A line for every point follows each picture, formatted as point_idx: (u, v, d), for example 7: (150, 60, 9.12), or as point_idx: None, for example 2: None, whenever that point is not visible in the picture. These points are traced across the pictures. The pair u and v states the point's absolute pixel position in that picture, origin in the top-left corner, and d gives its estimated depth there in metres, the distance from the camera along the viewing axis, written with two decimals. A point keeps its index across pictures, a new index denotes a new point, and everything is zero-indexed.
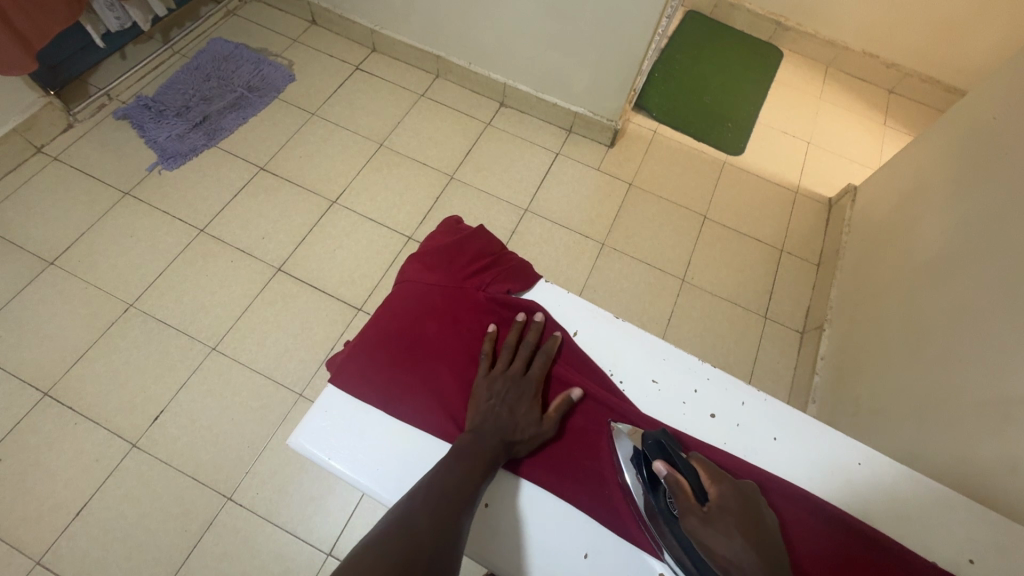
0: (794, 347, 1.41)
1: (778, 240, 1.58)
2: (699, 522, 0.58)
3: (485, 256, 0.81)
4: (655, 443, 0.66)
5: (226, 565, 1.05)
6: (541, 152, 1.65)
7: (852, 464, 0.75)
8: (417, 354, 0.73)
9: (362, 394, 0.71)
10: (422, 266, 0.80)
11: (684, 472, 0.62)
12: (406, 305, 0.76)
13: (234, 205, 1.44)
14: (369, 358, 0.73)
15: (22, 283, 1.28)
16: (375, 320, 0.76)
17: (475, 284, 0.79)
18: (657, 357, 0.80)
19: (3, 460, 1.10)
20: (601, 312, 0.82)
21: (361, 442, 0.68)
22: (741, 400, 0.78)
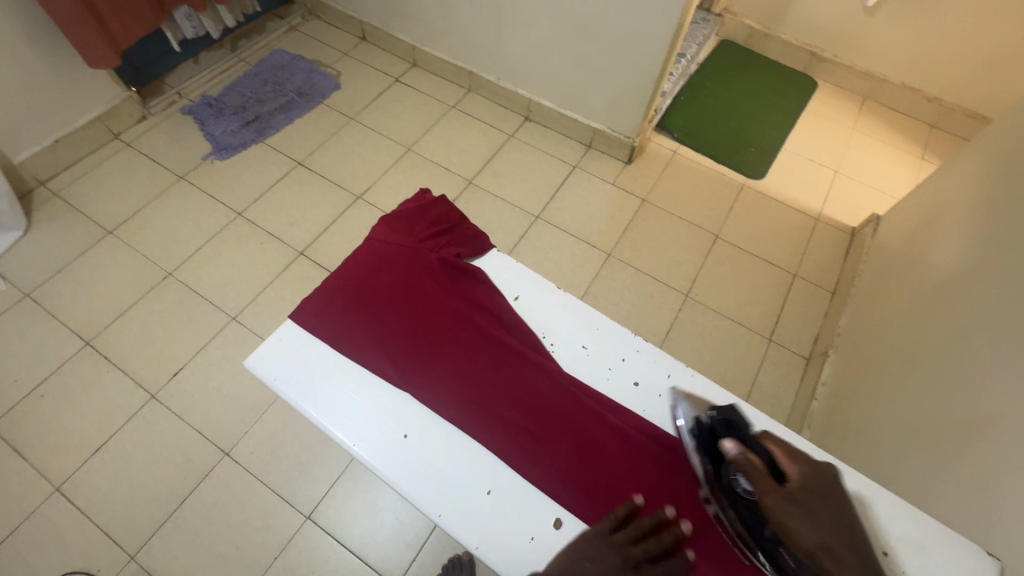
0: (796, 372, 1.37)
1: (792, 265, 1.55)
2: (782, 501, 0.60)
3: (443, 224, 0.87)
4: (727, 420, 0.66)
5: (215, 515, 1.13)
6: (558, 165, 1.71)
7: None
8: (364, 298, 0.79)
9: (315, 330, 0.78)
10: (384, 227, 0.85)
11: (756, 452, 0.64)
12: (364, 258, 0.82)
13: (271, 194, 1.59)
14: (324, 300, 0.79)
15: (83, 247, 1.46)
16: (337, 269, 0.83)
17: (428, 246, 0.83)
18: (589, 326, 0.82)
19: (44, 397, 1.24)
20: (542, 281, 0.85)
21: (305, 369, 0.75)
22: (667, 372, 0.78)
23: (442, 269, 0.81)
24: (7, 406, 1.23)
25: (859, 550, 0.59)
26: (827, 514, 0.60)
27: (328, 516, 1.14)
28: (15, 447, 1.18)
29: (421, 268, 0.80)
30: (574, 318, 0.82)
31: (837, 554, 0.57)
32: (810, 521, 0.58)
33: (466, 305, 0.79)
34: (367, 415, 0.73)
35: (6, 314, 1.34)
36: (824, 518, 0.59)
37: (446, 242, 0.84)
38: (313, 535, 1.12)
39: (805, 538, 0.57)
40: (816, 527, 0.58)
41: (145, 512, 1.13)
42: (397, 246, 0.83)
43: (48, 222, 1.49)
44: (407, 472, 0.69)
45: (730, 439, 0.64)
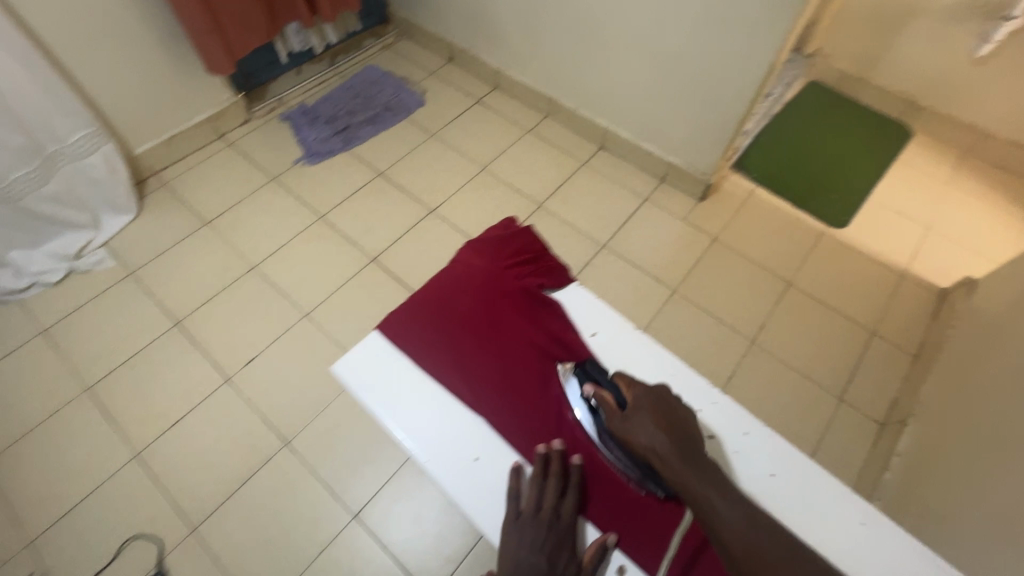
0: (867, 437, 1.28)
1: (870, 321, 1.46)
2: (622, 421, 0.69)
3: (526, 254, 0.89)
4: (581, 369, 0.76)
5: (270, 500, 1.19)
6: (629, 196, 1.71)
7: (851, 520, 0.71)
8: (448, 320, 0.81)
9: (400, 343, 0.81)
10: (471, 251, 0.88)
11: (608, 389, 0.73)
12: (450, 278, 0.85)
13: (351, 200, 1.68)
14: (410, 316, 0.82)
15: (183, 235, 1.59)
16: (423, 288, 0.85)
17: (511, 275, 0.85)
18: (667, 372, 0.81)
19: (134, 368, 1.36)
20: (623, 320, 0.85)
21: (386, 382, 0.78)
22: (745, 430, 0.76)
23: (524, 298, 0.83)
24: (103, 372, 1.35)
25: (689, 442, 0.67)
26: (658, 421, 0.68)
27: (374, 519, 1.17)
28: (105, 411, 1.29)
29: (504, 296, 0.83)
30: (652, 361, 0.81)
31: (666, 454, 0.65)
32: (646, 431, 0.67)
33: (543, 336, 0.81)
34: (442, 434, 0.75)
35: (112, 288, 1.49)
36: (659, 425, 0.68)
37: (529, 272, 0.86)
38: (358, 535, 1.16)
39: (642, 443, 0.67)
40: (648, 438, 0.67)
41: (209, 488, 1.20)
42: (483, 270, 0.85)
43: (155, 209, 1.64)
44: (474, 496, 0.71)
45: (587, 384, 0.74)
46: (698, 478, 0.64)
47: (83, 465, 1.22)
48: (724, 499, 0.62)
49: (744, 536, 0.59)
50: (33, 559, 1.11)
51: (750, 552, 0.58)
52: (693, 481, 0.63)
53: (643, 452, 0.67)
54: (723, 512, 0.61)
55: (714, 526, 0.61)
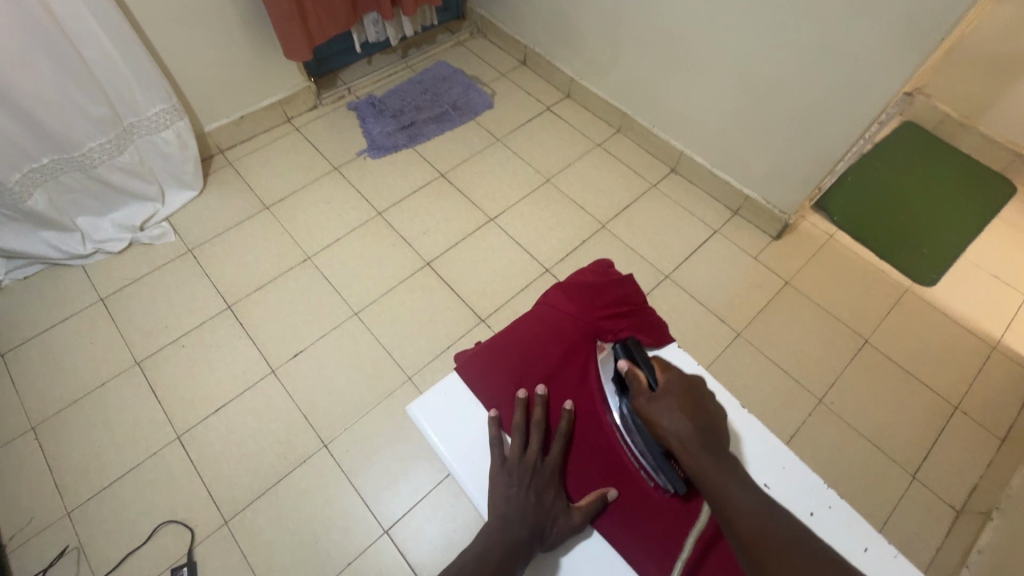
0: (939, 522, 1.18)
1: (954, 394, 1.34)
2: (647, 401, 0.65)
3: (626, 305, 0.79)
4: (622, 345, 0.72)
5: (303, 502, 1.17)
6: (698, 226, 1.62)
7: None
8: (535, 375, 0.73)
9: (476, 389, 0.74)
10: (563, 297, 0.78)
11: (643, 368, 0.69)
12: (538, 326, 0.76)
13: (410, 199, 1.65)
14: (492, 364, 0.74)
15: (243, 217, 1.59)
16: (507, 332, 0.77)
17: (608, 329, 0.76)
18: (773, 461, 0.70)
19: (185, 347, 1.36)
20: (724, 395, 0.75)
21: (466, 434, 0.72)
22: (865, 545, 0.64)
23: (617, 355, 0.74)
24: (154, 348, 1.36)
25: (715, 433, 0.62)
26: (686, 408, 0.63)
27: (404, 537, 1.14)
28: (152, 388, 1.30)
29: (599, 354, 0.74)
30: (757, 447, 0.71)
31: (688, 440, 0.60)
32: (671, 414, 0.62)
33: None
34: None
35: (170, 264, 1.50)
36: (686, 411, 0.63)
37: (627, 328, 0.77)
38: (386, 551, 1.12)
39: (665, 425, 0.62)
40: (673, 422, 0.62)
41: (244, 480, 1.19)
42: (572, 318, 0.75)
43: (218, 188, 1.65)
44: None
45: (623, 359, 0.70)
46: (713, 463, 0.58)
47: (127, 441, 1.23)
48: (741, 490, 0.55)
49: (759, 526, 0.52)
50: (71, 530, 1.12)
51: (761, 543, 0.51)
52: (711, 468, 0.57)
53: (666, 436, 0.62)
54: (740, 500, 0.54)
55: (725, 516, 0.54)
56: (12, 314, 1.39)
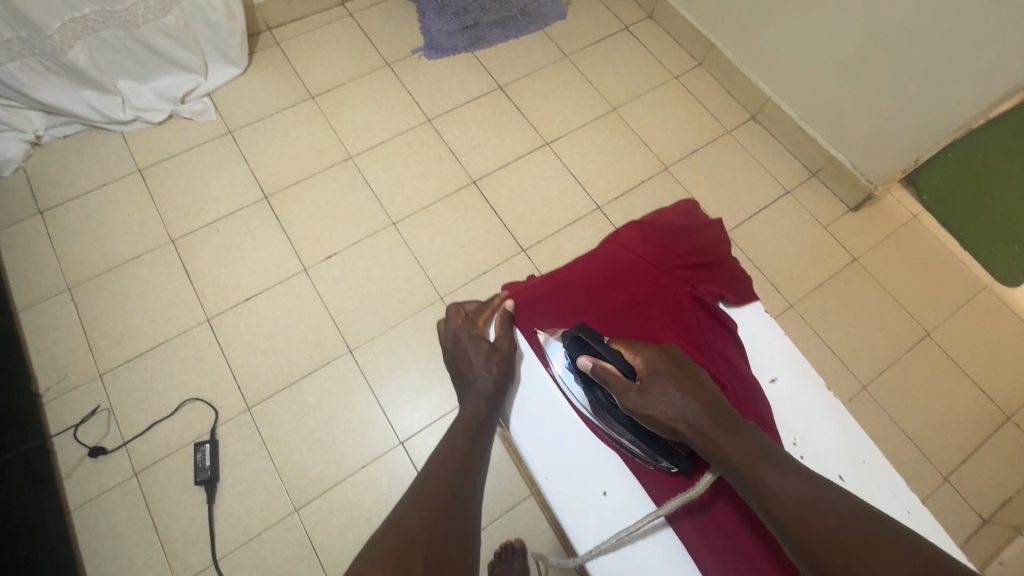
0: (963, 528, 1.14)
1: (1010, 404, 1.26)
2: (637, 395, 0.59)
3: (705, 254, 0.75)
4: (572, 339, 0.63)
5: (324, 402, 1.17)
6: (769, 184, 1.48)
7: None
8: (596, 315, 0.69)
9: (528, 333, 0.70)
10: (639, 238, 0.74)
11: (609, 358, 0.61)
12: (605, 264, 0.72)
13: (464, 109, 1.53)
14: (551, 300, 0.71)
15: (287, 104, 1.50)
16: (572, 268, 0.73)
17: (684, 277, 0.72)
18: (853, 460, 0.64)
19: (220, 232, 1.33)
20: (813, 374, 0.69)
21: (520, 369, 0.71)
22: None
23: (691, 306, 0.69)
24: (190, 228, 1.33)
25: (717, 402, 0.59)
26: (678, 386, 0.59)
27: (419, 450, 1.15)
28: (185, 268, 1.29)
29: (672, 301, 0.70)
30: (839, 438, 0.65)
31: (697, 419, 0.58)
32: (669, 400, 0.59)
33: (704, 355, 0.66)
34: (562, 445, 0.68)
35: (210, 143, 1.44)
36: (683, 390, 0.59)
37: (706, 278, 0.72)
38: (400, 462, 1.14)
39: (664, 418, 0.58)
40: (672, 408, 0.58)
41: (269, 372, 1.19)
42: (647, 263, 0.71)
43: (264, 69, 1.55)
44: (597, 537, 0.64)
45: (584, 355, 0.62)
46: (730, 439, 0.56)
47: (158, 316, 1.23)
48: (770, 466, 0.53)
49: (799, 500, 0.50)
50: (103, 392, 1.16)
51: (809, 525, 0.48)
52: (729, 447, 0.55)
53: (670, 423, 0.58)
54: (771, 479, 0.52)
55: (764, 501, 0.51)
56: (52, 172, 1.36)
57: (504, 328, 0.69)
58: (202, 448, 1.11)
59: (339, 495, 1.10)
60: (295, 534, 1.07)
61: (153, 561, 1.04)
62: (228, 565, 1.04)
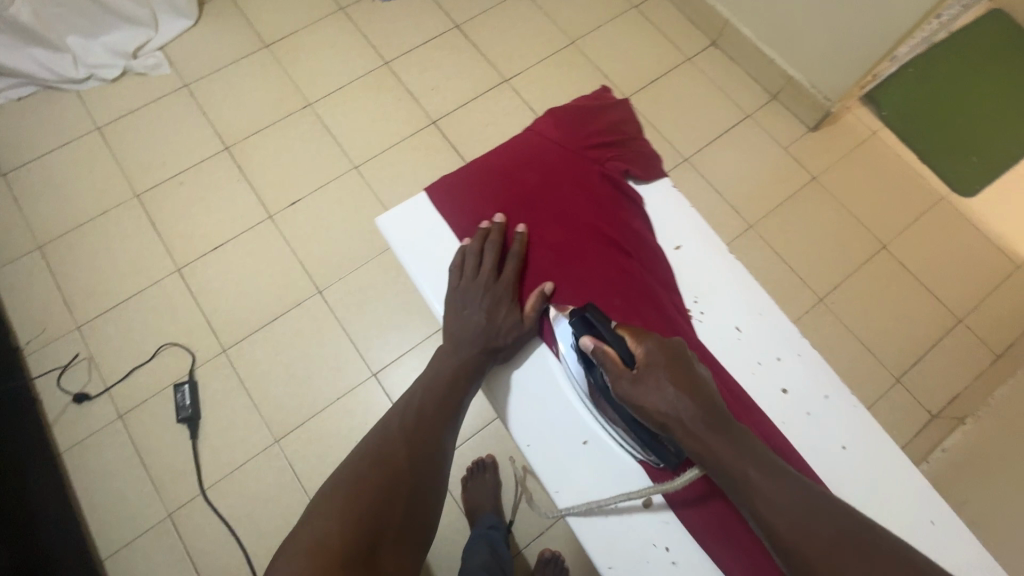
0: (913, 423, 1.20)
1: (962, 308, 1.30)
2: (630, 385, 0.57)
3: (615, 133, 0.78)
4: (578, 317, 0.61)
5: (297, 341, 1.21)
6: (729, 108, 1.48)
7: (926, 521, 0.60)
8: (509, 196, 0.73)
9: (445, 213, 0.73)
10: (551, 123, 0.77)
11: (611, 342, 0.59)
12: (518, 150, 0.76)
13: (421, 50, 1.51)
14: (465, 185, 0.74)
15: (241, 54, 1.49)
16: (486, 156, 0.76)
17: (592, 156, 0.75)
18: (751, 311, 0.69)
19: (184, 184, 1.34)
20: (714, 237, 0.73)
21: (430, 247, 0.72)
22: (825, 393, 0.65)
23: (600, 182, 0.74)
24: (153, 182, 1.34)
25: (715, 403, 0.56)
26: (676, 382, 0.57)
27: (391, 379, 1.19)
28: (152, 220, 1.31)
29: (581, 179, 0.73)
30: (737, 293, 0.70)
31: (690, 420, 0.55)
32: (663, 393, 0.56)
33: (611, 225, 0.71)
34: None
35: (167, 97, 1.43)
36: (678, 386, 0.56)
37: (612, 155, 0.76)
38: (374, 391, 1.18)
39: (657, 413, 0.56)
40: (667, 402, 0.56)
41: (242, 315, 1.23)
42: (556, 146, 0.75)
43: (216, 19, 1.52)
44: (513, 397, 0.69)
45: (587, 335, 0.60)
46: (723, 442, 0.54)
47: (130, 269, 1.26)
48: (764, 476, 0.52)
49: (797, 525, 0.49)
50: (81, 342, 1.19)
51: (802, 542, 0.49)
52: (723, 452, 0.54)
53: (661, 418, 0.56)
54: (766, 488, 0.52)
55: (756, 511, 0.52)
56: (10, 134, 1.36)
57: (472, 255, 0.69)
58: (182, 388, 1.15)
59: (317, 425, 1.15)
60: (277, 462, 1.13)
61: (144, 494, 1.10)
62: (215, 494, 1.10)
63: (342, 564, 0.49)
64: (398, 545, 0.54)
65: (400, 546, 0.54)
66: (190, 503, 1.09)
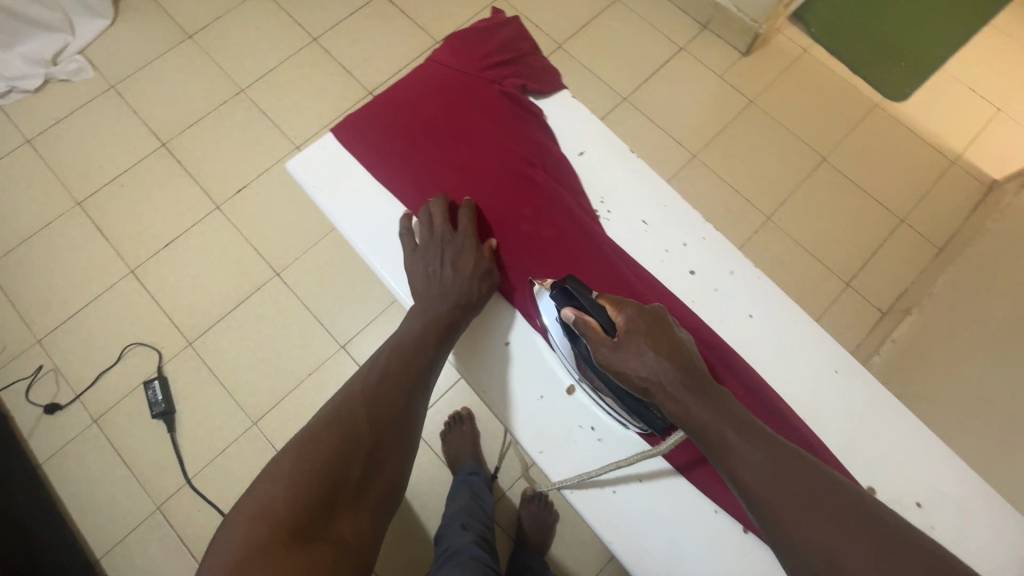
0: (866, 322, 1.25)
1: (904, 208, 1.35)
2: (612, 354, 0.55)
3: (511, 51, 0.79)
4: (559, 289, 0.59)
5: (262, 326, 1.22)
6: (663, 43, 1.49)
7: (827, 369, 0.66)
8: (415, 126, 0.74)
9: (352, 149, 0.74)
10: (448, 51, 0.78)
11: (594, 313, 0.57)
12: (420, 81, 0.77)
13: (349, 22, 1.49)
14: (371, 120, 0.75)
15: (165, 48, 1.45)
16: (388, 92, 0.77)
17: (490, 76, 0.77)
18: (656, 205, 0.73)
19: (125, 186, 1.33)
20: (617, 142, 0.76)
21: (342, 184, 0.73)
22: (730, 268, 0.70)
23: (500, 100, 0.76)
24: (93, 188, 1.32)
25: (697, 369, 0.56)
26: (657, 348, 0.56)
27: (359, 349, 1.21)
28: (98, 226, 1.29)
29: (483, 100, 0.75)
30: (643, 190, 0.74)
31: (671, 384, 0.54)
32: (644, 358, 0.55)
33: (514, 139, 0.73)
34: (394, 239, 0.71)
35: (94, 101, 1.40)
36: (659, 351, 0.56)
37: (511, 73, 0.77)
38: (344, 362, 1.20)
39: (639, 379, 0.55)
40: (645, 367, 0.55)
41: (204, 307, 1.23)
42: (455, 71, 0.77)
43: (134, 15, 1.48)
44: None
45: (568, 307, 0.58)
46: (703, 407, 0.53)
47: (83, 277, 1.25)
48: (742, 438, 0.51)
49: (770, 485, 0.48)
50: (45, 354, 1.19)
51: (772, 501, 0.47)
52: (699, 412, 0.53)
53: (641, 383, 0.55)
54: (743, 450, 0.50)
55: (731, 471, 0.50)
56: None
57: (434, 219, 0.67)
58: (152, 385, 1.16)
59: (293, 403, 1.17)
60: (258, 443, 1.14)
61: (130, 491, 1.11)
62: (200, 481, 1.12)
63: (288, 531, 0.45)
64: (355, 514, 0.50)
65: (359, 516, 0.51)
66: (177, 494, 1.11)
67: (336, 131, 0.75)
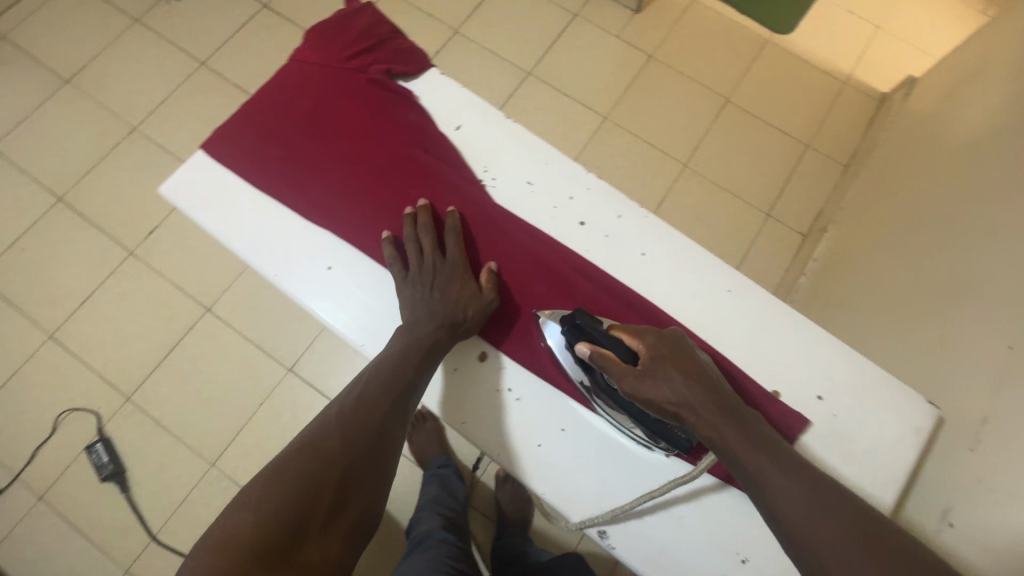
0: (790, 247, 1.32)
1: (808, 133, 1.41)
2: (635, 382, 0.56)
3: (372, 37, 0.78)
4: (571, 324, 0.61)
5: (202, 366, 1.18)
6: (557, 12, 1.50)
7: (719, 290, 0.69)
8: (286, 128, 0.73)
9: (225, 161, 0.73)
10: (308, 48, 0.78)
11: (610, 345, 0.59)
12: (285, 82, 0.76)
13: (235, 40, 1.43)
14: (239, 129, 0.73)
15: (42, 97, 1.37)
16: (254, 97, 0.76)
17: (353, 65, 0.76)
18: (539, 165, 0.74)
19: (26, 249, 1.25)
20: (491, 110, 0.77)
21: (220, 198, 0.72)
22: (618, 213, 0.72)
23: (368, 87, 0.75)
24: None
25: (724, 392, 0.57)
26: (682, 372, 0.57)
27: (308, 369, 1.18)
28: (4, 296, 1.21)
29: (351, 91, 0.74)
30: (525, 152, 0.75)
31: (700, 408, 0.55)
32: (669, 383, 0.56)
33: (390, 126, 0.73)
34: (282, 244, 0.70)
35: None
36: (684, 374, 0.57)
37: (374, 59, 0.76)
38: (296, 385, 1.17)
39: (662, 403, 0.56)
40: (673, 392, 0.55)
41: (137, 359, 1.18)
42: (318, 67, 0.76)
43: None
44: (337, 307, 0.68)
45: (582, 342, 0.60)
46: (734, 431, 0.53)
47: None
48: (776, 464, 0.51)
49: (808, 513, 0.47)
50: None
51: (810, 527, 0.47)
52: (730, 436, 0.53)
53: (670, 408, 0.56)
54: (773, 478, 0.50)
55: (765, 500, 0.49)
56: None
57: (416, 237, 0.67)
58: (95, 448, 1.11)
59: (249, 437, 1.14)
60: (221, 484, 1.11)
61: (93, 561, 1.06)
62: (167, 535, 1.08)
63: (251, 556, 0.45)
64: (325, 535, 0.49)
65: (330, 533, 0.50)
66: (145, 552, 1.07)
67: (206, 145, 0.73)
